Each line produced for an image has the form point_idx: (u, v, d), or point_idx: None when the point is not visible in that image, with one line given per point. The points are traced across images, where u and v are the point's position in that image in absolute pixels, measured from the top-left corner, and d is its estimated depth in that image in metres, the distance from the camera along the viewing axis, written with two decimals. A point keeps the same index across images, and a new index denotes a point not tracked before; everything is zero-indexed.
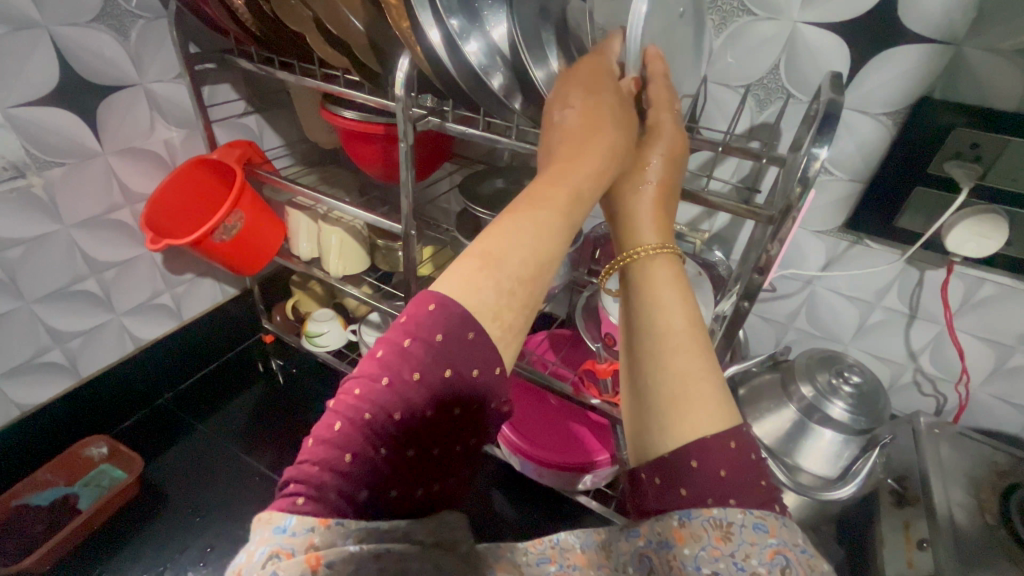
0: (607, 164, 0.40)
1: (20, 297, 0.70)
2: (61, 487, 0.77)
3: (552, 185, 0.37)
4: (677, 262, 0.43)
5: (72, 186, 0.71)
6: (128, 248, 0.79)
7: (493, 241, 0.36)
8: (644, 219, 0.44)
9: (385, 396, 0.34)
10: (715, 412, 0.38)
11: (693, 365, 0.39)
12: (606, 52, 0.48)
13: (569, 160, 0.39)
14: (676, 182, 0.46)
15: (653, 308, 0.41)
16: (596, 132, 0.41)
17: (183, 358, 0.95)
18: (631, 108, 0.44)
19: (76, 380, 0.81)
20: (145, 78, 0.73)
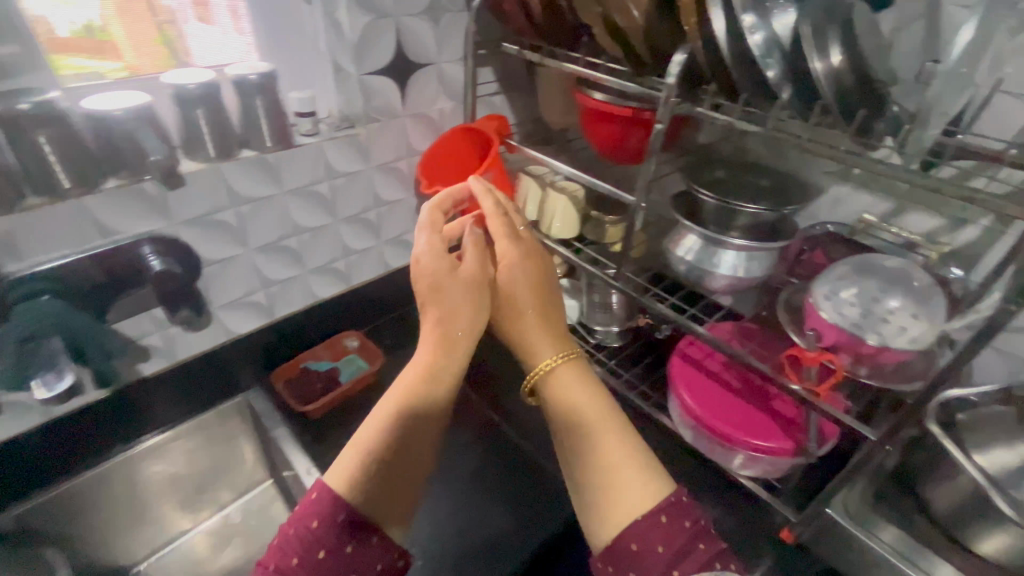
0: (465, 341, 0.60)
1: (334, 214, 0.93)
2: (329, 361, 1.02)
3: (419, 373, 0.58)
4: (573, 363, 0.61)
5: (381, 136, 0.92)
6: (399, 191, 1.01)
7: (381, 445, 0.56)
8: (534, 335, 0.62)
9: (291, 550, 0.52)
10: (644, 493, 0.53)
11: (615, 449, 0.56)
12: (435, 199, 0.70)
13: (439, 354, 0.59)
14: (544, 295, 0.65)
15: (574, 403, 0.58)
16: (455, 322, 0.60)
17: (412, 288, 1.17)
18: (476, 283, 0.63)
19: (348, 286, 1.05)
20: (441, 58, 0.93)
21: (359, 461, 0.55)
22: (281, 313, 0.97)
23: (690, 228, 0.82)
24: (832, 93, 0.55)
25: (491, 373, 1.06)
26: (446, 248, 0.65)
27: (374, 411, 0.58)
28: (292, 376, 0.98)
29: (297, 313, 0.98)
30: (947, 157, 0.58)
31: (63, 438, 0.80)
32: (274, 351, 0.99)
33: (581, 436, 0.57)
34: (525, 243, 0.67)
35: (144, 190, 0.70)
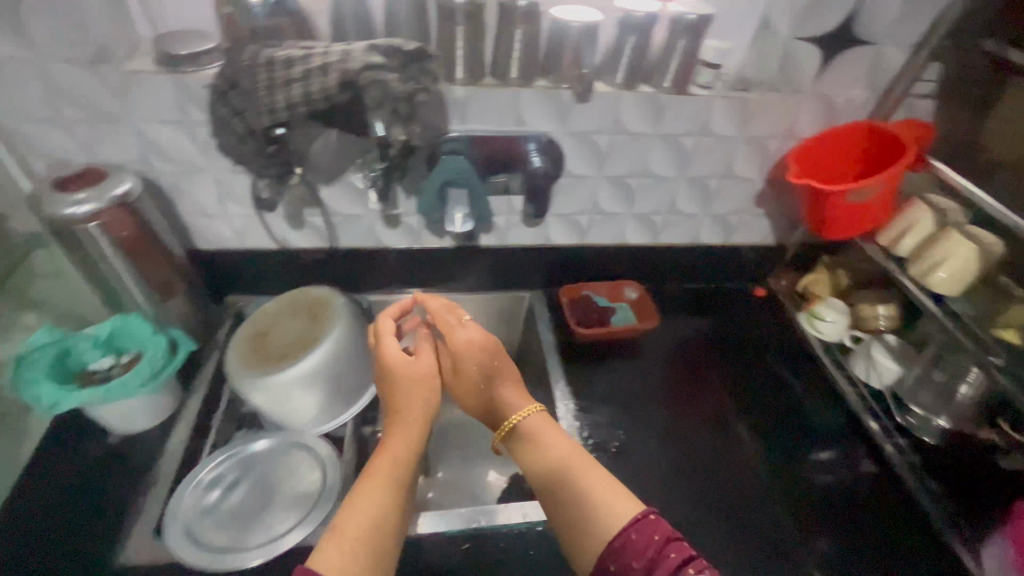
0: (409, 445, 0.64)
1: (682, 172, 0.93)
2: (606, 299, 1.05)
3: (377, 477, 0.59)
4: (543, 412, 0.68)
5: (771, 110, 0.86)
6: (753, 171, 0.95)
7: (349, 520, 0.54)
8: (506, 397, 0.71)
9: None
10: (616, 498, 0.57)
11: (586, 479, 0.60)
12: (382, 343, 0.72)
13: (376, 466, 0.61)
14: (480, 399, 0.74)
15: (546, 454, 0.64)
16: (383, 455, 0.63)
17: (706, 268, 1.11)
18: (411, 424, 0.67)
19: (652, 242, 1.06)
20: (889, 39, 0.81)
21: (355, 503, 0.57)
22: (591, 240, 1.03)
23: None
24: None
25: (751, 391, 0.95)
26: (400, 351, 0.71)
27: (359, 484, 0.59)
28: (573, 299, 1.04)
29: (601, 246, 1.04)
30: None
31: (410, 259, 1.00)
32: (567, 270, 1.07)
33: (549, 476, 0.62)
34: (478, 338, 0.72)
35: (562, 95, 0.80)
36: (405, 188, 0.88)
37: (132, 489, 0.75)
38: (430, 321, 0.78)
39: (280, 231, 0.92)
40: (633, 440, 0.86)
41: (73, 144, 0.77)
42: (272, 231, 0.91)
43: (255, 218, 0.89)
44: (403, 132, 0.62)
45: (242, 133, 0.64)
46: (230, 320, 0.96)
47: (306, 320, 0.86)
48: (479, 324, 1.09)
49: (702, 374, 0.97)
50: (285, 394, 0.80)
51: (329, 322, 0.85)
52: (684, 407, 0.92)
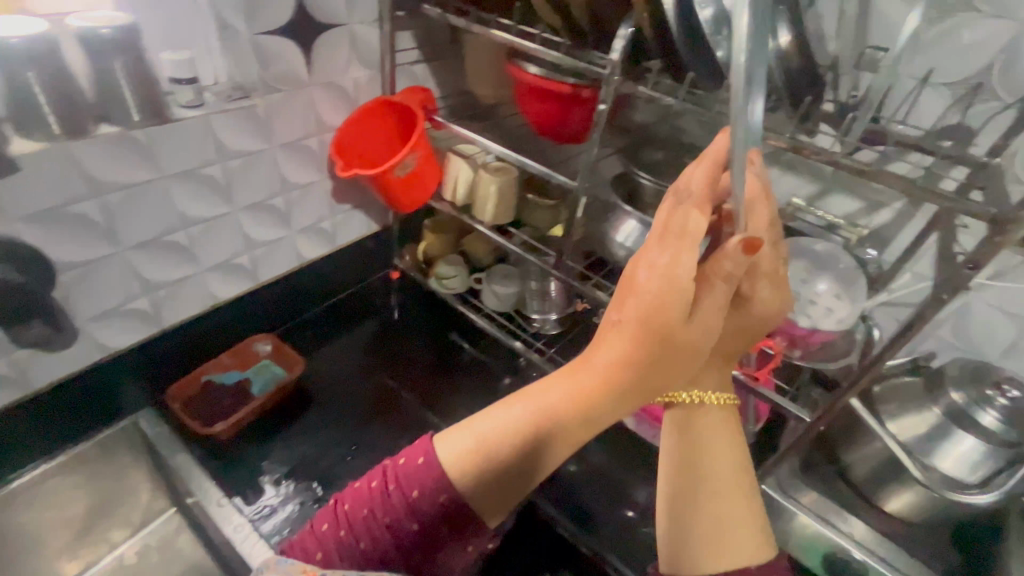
0: (622, 369, 0.44)
1: (232, 203, 0.80)
2: (237, 372, 0.89)
3: (577, 406, 0.45)
4: (729, 416, 0.49)
5: (285, 110, 0.79)
6: (311, 173, 0.89)
7: (493, 434, 0.46)
8: (707, 373, 0.49)
9: (387, 514, 0.47)
10: (751, 537, 0.47)
11: (736, 507, 0.47)
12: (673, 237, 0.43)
13: (613, 365, 0.45)
14: (738, 340, 0.49)
15: (711, 455, 0.48)
16: (656, 347, 0.44)
17: (330, 280, 1.05)
18: (602, 380, 0.45)
19: (253, 285, 0.91)
20: (353, 19, 0.81)
21: (488, 484, 0.46)
22: (169, 320, 0.81)
23: (630, 213, 0.79)
24: (778, 79, 0.53)
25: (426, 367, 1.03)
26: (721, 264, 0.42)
27: (499, 416, 0.46)
28: (191, 395, 0.84)
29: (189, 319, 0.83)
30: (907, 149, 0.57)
31: None
32: (165, 366, 0.84)
33: (681, 461, 0.48)
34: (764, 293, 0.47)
35: None
36: None
37: None
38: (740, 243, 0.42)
39: None
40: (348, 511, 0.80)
41: None
42: None
43: None
44: None
45: None
46: None
47: None
48: (74, 499, 0.78)
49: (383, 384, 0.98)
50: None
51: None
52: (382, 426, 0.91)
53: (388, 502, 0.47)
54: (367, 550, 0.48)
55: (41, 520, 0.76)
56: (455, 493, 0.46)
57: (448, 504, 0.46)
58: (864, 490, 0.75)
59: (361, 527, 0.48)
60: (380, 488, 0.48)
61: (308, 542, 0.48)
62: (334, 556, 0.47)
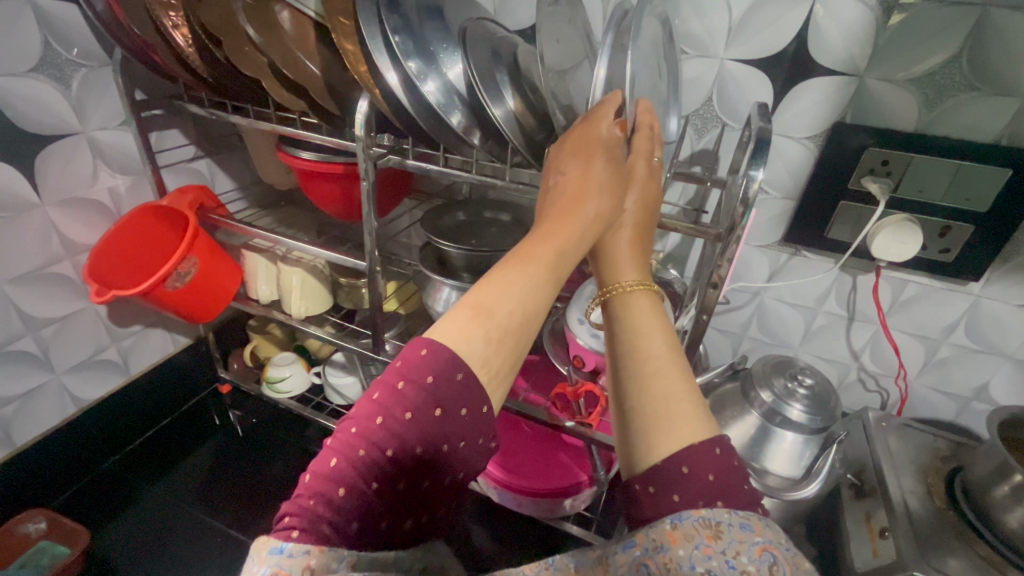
0: (587, 225, 0.44)
1: None
2: None
3: (542, 244, 0.41)
4: (653, 294, 0.47)
5: (9, 240, 0.67)
6: (70, 302, 0.76)
7: (485, 295, 0.39)
8: (623, 256, 0.49)
9: (379, 434, 0.35)
10: (695, 421, 0.41)
11: (682, 383, 0.43)
12: (603, 104, 0.48)
13: (560, 222, 0.43)
14: (651, 220, 0.51)
15: (646, 331, 0.45)
16: (582, 195, 0.44)
17: (133, 418, 0.90)
18: (585, 193, 0.45)
19: (13, 450, 0.75)
20: (89, 126, 0.72)
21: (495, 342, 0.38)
22: None
23: (440, 283, 0.75)
24: (515, 135, 0.54)
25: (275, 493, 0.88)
26: (621, 145, 0.48)
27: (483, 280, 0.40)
28: None
29: None
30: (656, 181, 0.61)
31: None
32: None
33: (619, 345, 0.45)
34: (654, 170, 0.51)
35: None
36: None
37: None
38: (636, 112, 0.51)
39: None
40: None
41: None
42: None
43: None
44: None
45: None
46: None
47: None
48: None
49: (216, 529, 0.82)
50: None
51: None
52: None
53: (403, 405, 0.36)
54: (397, 464, 0.36)
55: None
56: (472, 375, 0.37)
57: (468, 381, 0.37)
58: None
59: (376, 427, 0.36)
60: (389, 394, 0.36)
61: (317, 485, 0.34)
62: (359, 484, 0.35)
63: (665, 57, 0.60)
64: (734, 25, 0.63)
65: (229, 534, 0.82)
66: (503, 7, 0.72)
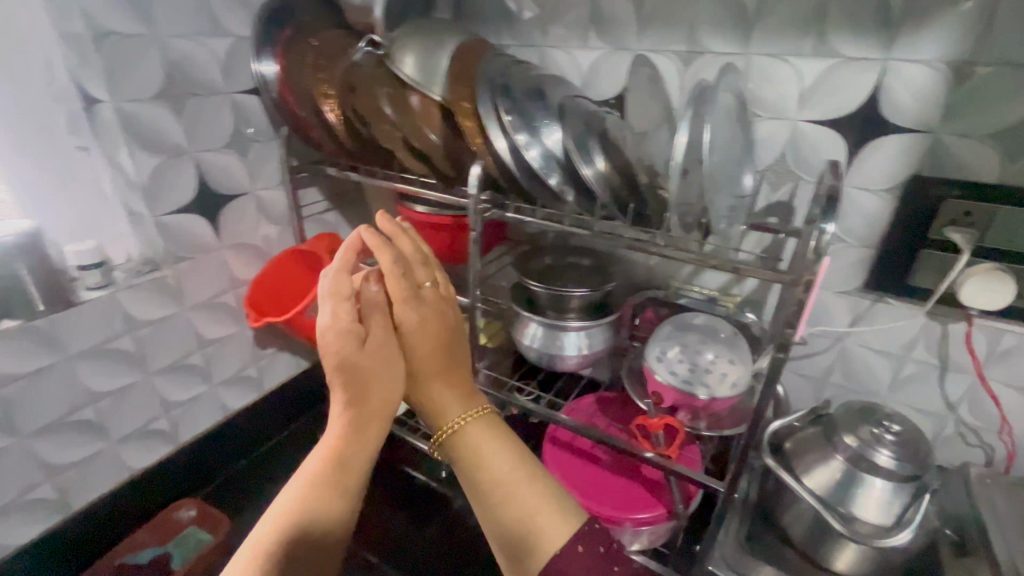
0: (363, 420, 0.54)
1: (145, 368, 0.81)
2: (155, 548, 0.83)
3: (323, 467, 0.52)
4: (482, 418, 0.57)
5: (195, 275, 0.85)
6: (229, 326, 0.92)
7: (266, 538, 0.48)
8: (445, 398, 0.58)
9: None
10: (558, 524, 0.52)
11: (521, 497, 0.53)
12: (341, 266, 0.57)
13: (347, 434, 0.53)
14: (448, 356, 0.59)
15: (481, 466, 0.54)
16: (367, 390, 0.54)
17: (259, 428, 1.04)
18: (352, 398, 0.54)
19: (176, 446, 0.90)
20: (256, 187, 0.91)
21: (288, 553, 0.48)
22: (82, 500, 0.79)
23: (530, 319, 0.86)
24: (604, 190, 0.63)
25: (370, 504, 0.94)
26: (377, 314, 0.57)
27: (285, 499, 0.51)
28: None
29: (106, 494, 0.81)
30: (734, 230, 0.67)
31: None
32: (76, 556, 0.80)
33: (471, 481, 0.55)
34: (431, 304, 0.60)
35: None
36: None
37: None
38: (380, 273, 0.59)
39: None
40: None
41: None
42: None
43: None
44: None
45: None
46: None
47: None
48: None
49: None
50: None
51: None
52: None
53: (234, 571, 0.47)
54: None
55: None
56: None
57: None
58: (809, 553, 0.74)
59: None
60: None
61: None
62: None
63: (739, 121, 0.67)
64: (804, 91, 0.70)
65: None
66: (590, 82, 0.83)
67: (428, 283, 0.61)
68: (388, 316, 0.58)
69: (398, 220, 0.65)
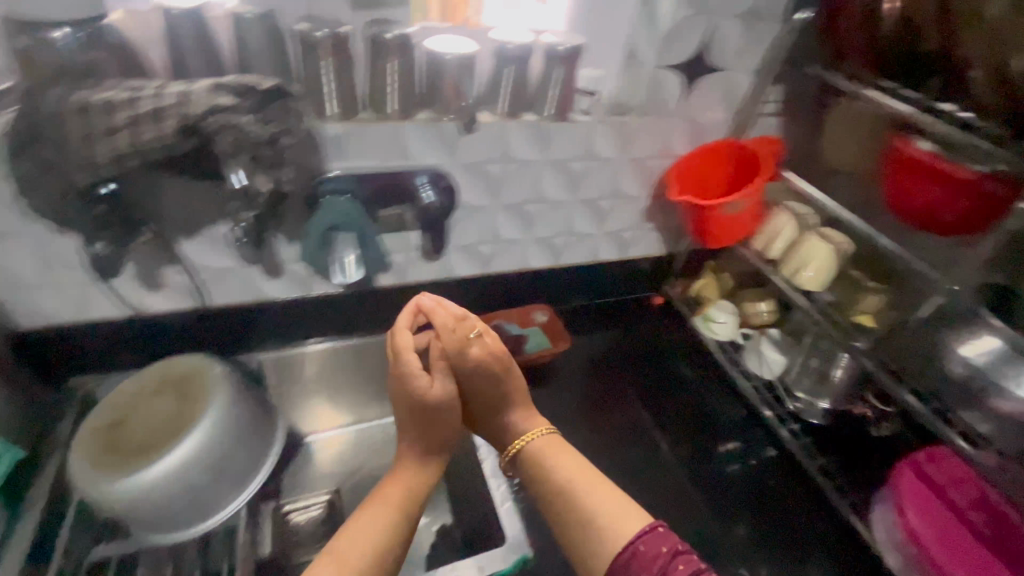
0: (424, 446, 0.67)
1: (574, 193, 0.95)
2: (517, 327, 1.05)
3: (391, 486, 0.63)
4: (546, 433, 0.68)
5: (647, 132, 0.91)
6: (639, 189, 0.99)
7: (348, 530, 0.57)
8: (494, 418, 0.71)
9: None
10: (632, 513, 0.58)
11: (595, 492, 0.60)
12: (401, 321, 0.68)
13: (414, 434, 0.66)
14: (495, 394, 0.69)
15: (546, 472, 0.64)
16: (433, 420, 0.66)
17: (604, 283, 1.14)
18: (416, 405, 0.65)
19: (555, 265, 1.06)
20: (738, 67, 0.88)
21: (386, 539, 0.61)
22: (494, 268, 1.01)
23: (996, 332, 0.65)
24: None
25: (658, 390, 1.03)
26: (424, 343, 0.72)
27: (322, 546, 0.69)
28: None
29: (506, 274, 1.02)
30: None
31: (282, 316, 0.89)
32: (472, 304, 1.04)
33: (540, 493, 0.64)
34: (492, 350, 0.68)
35: (443, 129, 0.77)
36: (286, 234, 0.79)
37: None
38: (433, 332, 0.71)
39: (132, 296, 0.78)
40: None
41: None
42: (122, 297, 0.77)
43: (97, 285, 0.74)
44: None
45: None
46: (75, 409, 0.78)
47: (172, 402, 0.73)
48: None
49: (615, 389, 1.02)
50: (176, 488, 0.68)
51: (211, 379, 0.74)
52: (599, 415, 0.97)
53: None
54: None
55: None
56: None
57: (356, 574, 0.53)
58: None
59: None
60: None
61: None
62: None
63: None
64: None
65: (622, 398, 1.01)
66: None
67: (479, 334, 0.68)
68: (434, 366, 0.67)
69: (441, 298, 0.72)
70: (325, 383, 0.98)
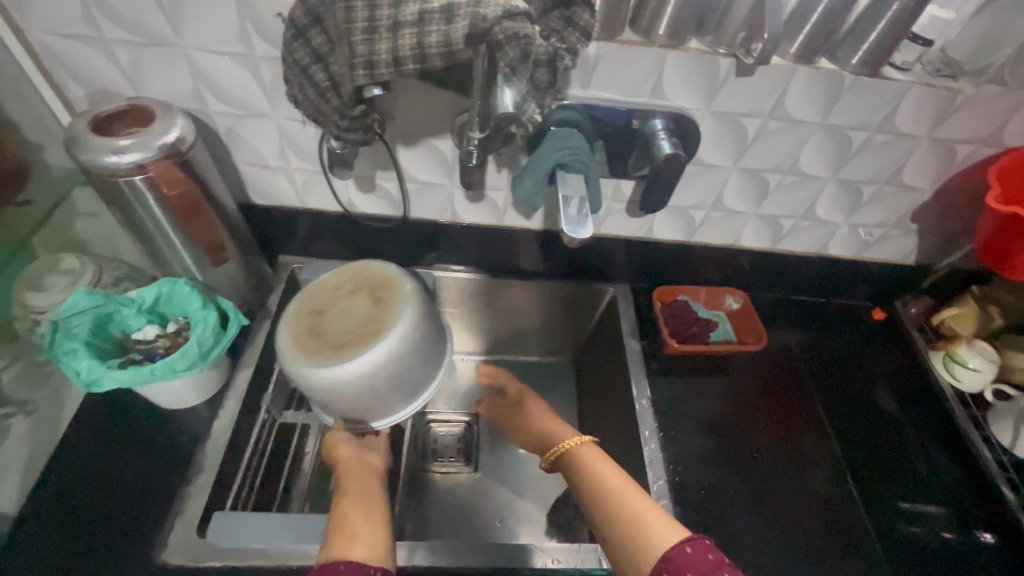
0: (367, 485, 0.68)
1: (839, 170, 0.75)
2: (704, 308, 0.92)
3: (351, 501, 0.64)
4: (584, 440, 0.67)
5: (982, 107, 0.67)
6: (925, 179, 0.76)
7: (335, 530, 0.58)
8: (550, 425, 0.74)
9: None
10: (674, 528, 0.53)
11: (641, 503, 0.56)
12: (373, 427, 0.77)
13: (345, 480, 0.68)
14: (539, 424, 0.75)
15: (591, 478, 0.62)
16: (354, 471, 0.70)
17: (818, 281, 0.95)
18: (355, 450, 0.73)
19: (770, 248, 0.89)
20: None
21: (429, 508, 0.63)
22: (699, 238, 0.87)
23: None
24: None
25: (854, 416, 0.89)
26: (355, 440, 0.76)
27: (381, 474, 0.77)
28: (668, 304, 0.92)
29: (710, 247, 0.88)
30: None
31: (467, 240, 0.86)
32: (656, 269, 0.93)
33: (584, 501, 0.61)
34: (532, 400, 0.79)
35: (714, 65, 0.62)
36: (499, 159, 0.73)
37: (193, 442, 0.70)
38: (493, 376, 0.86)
39: (345, 192, 0.79)
40: (730, 473, 0.81)
41: (119, 70, 0.64)
42: (337, 193, 0.78)
43: (320, 176, 0.76)
44: (534, 110, 0.46)
45: (327, 83, 0.49)
46: (283, 284, 0.84)
47: (367, 304, 0.74)
48: (545, 312, 0.96)
49: (803, 401, 0.90)
50: (358, 389, 0.70)
51: (401, 293, 0.74)
52: (780, 425, 0.87)
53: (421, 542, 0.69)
54: None
55: (516, 311, 0.95)
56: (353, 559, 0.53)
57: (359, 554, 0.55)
58: None
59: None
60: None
61: None
62: None
63: None
64: None
65: (809, 415, 0.89)
66: None
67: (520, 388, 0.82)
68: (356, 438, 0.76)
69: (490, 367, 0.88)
70: (486, 316, 0.96)
